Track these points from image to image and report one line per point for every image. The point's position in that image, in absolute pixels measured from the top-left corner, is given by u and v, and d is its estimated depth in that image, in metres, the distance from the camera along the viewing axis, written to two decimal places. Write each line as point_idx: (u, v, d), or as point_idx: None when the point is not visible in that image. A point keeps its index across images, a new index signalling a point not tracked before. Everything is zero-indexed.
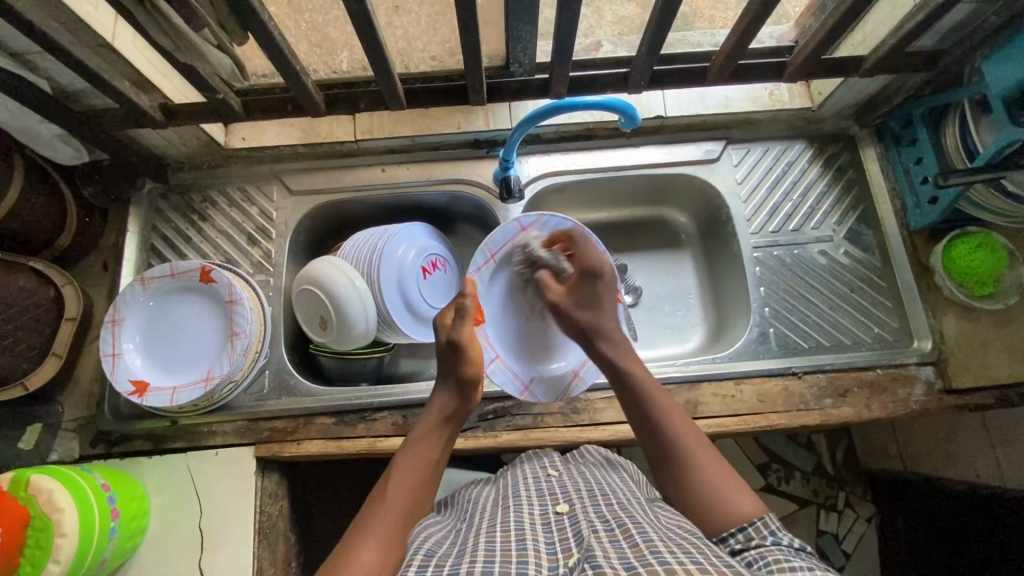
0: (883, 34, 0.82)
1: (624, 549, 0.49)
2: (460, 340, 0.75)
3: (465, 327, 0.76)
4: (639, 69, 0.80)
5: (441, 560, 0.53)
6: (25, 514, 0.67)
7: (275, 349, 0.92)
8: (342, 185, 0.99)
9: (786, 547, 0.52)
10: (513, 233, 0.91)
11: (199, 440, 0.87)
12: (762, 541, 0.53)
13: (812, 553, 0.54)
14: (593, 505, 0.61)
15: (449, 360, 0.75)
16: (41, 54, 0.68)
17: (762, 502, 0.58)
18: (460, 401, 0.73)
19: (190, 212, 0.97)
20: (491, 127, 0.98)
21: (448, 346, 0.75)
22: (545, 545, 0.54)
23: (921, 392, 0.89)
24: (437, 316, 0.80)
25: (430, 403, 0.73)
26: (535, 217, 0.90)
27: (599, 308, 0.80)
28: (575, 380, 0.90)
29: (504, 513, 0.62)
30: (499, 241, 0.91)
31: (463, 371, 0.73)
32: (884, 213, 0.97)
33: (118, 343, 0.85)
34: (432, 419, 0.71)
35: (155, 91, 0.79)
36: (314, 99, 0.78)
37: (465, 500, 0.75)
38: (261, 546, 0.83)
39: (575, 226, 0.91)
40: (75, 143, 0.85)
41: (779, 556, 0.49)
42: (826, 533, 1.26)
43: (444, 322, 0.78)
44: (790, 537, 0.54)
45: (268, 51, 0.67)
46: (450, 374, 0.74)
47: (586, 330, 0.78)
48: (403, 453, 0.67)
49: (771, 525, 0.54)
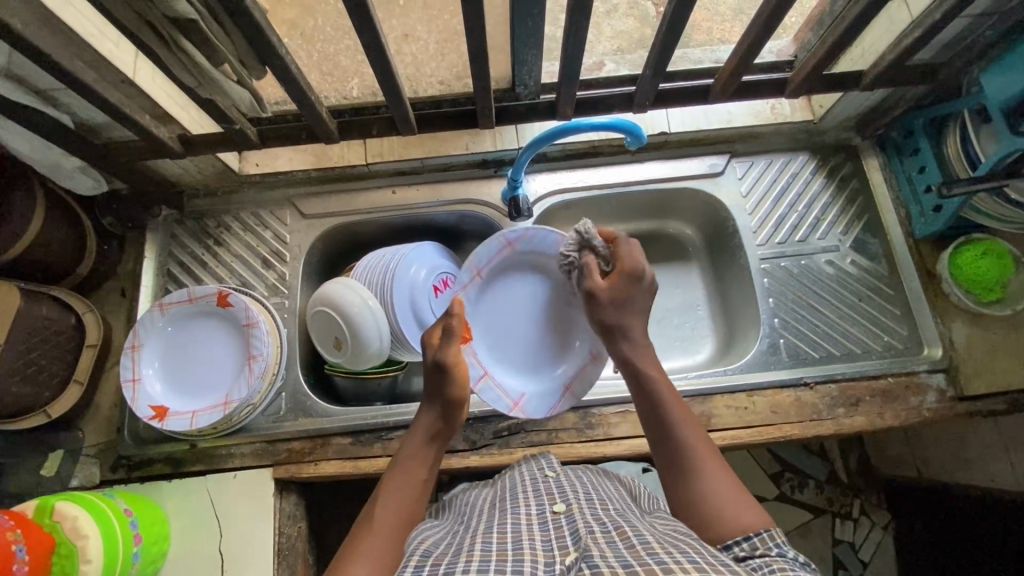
0: (882, 49, 0.83)
1: (622, 550, 0.50)
2: (446, 359, 0.75)
3: (451, 346, 0.76)
4: (643, 89, 0.82)
5: (437, 559, 0.54)
6: (51, 540, 0.69)
7: (290, 371, 0.93)
8: (354, 208, 1.00)
9: (791, 559, 0.52)
10: (498, 249, 0.91)
11: (217, 463, 0.88)
12: (768, 550, 0.52)
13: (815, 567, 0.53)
14: (590, 506, 0.61)
15: (435, 381, 0.75)
16: (65, 90, 0.71)
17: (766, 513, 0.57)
18: (445, 421, 0.73)
19: (205, 237, 0.99)
20: (498, 147, 1.00)
21: (434, 366, 0.76)
22: (541, 543, 0.54)
23: (933, 400, 0.89)
24: (424, 335, 0.81)
25: (416, 422, 0.73)
26: (521, 231, 0.91)
27: (635, 311, 0.78)
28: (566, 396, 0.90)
29: (501, 514, 0.63)
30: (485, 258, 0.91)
31: (448, 392, 0.74)
32: (889, 222, 0.98)
33: (138, 369, 0.86)
34: (418, 437, 0.71)
35: (172, 122, 0.81)
36: (328, 127, 0.80)
37: (463, 505, 0.75)
38: (280, 567, 0.84)
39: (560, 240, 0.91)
40: (94, 174, 0.87)
41: (783, 566, 0.49)
42: (841, 542, 1.26)
43: (432, 341, 0.79)
44: (794, 551, 0.53)
45: (286, 82, 0.69)
46: (436, 394, 0.74)
47: (620, 312, 0.77)
48: (392, 472, 0.67)
49: (776, 538, 0.54)
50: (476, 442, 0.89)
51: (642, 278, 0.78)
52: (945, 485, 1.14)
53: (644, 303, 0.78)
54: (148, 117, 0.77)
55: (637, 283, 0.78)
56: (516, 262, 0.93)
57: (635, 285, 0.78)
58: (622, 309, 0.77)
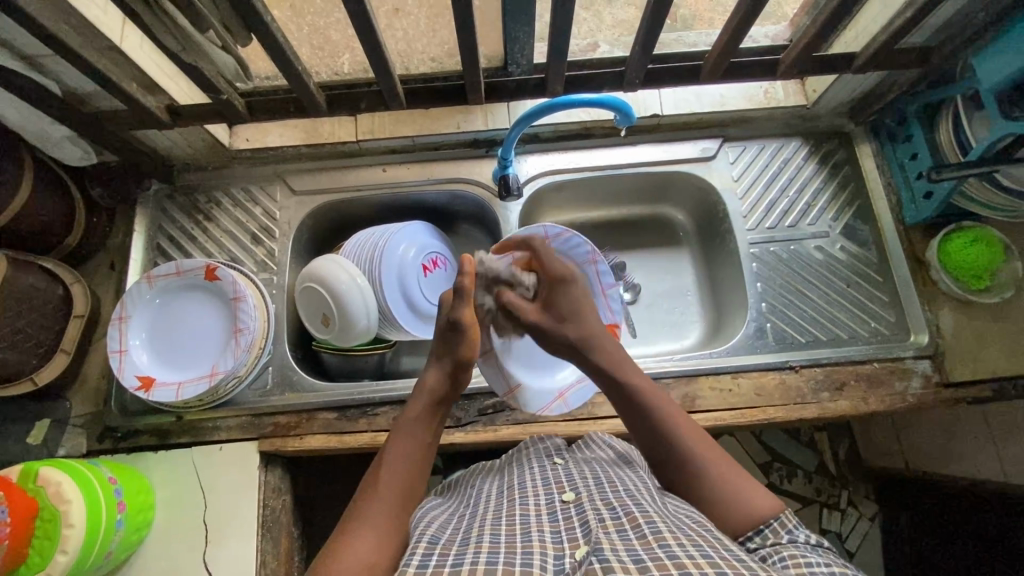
0: (874, 31, 0.83)
1: (631, 540, 0.51)
2: (460, 320, 0.73)
3: (462, 306, 0.73)
4: (633, 68, 0.82)
5: (445, 548, 0.54)
6: (33, 505, 0.69)
7: (277, 346, 0.93)
8: (345, 185, 1.00)
9: (803, 545, 0.53)
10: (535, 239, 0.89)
11: (203, 435, 0.89)
12: (778, 539, 0.54)
13: (829, 550, 0.55)
14: (600, 492, 0.61)
15: (446, 341, 0.73)
16: (51, 57, 0.71)
17: (776, 498, 0.60)
18: (451, 383, 0.72)
19: (195, 212, 0.99)
20: (490, 126, 1.00)
21: (448, 327, 0.73)
22: (551, 534, 0.55)
23: (918, 385, 0.89)
24: (443, 295, 0.79)
25: (423, 381, 0.72)
26: (559, 230, 0.89)
27: (578, 312, 0.79)
28: (558, 401, 0.90)
29: (509, 504, 0.63)
30: (523, 245, 0.89)
31: (460, 351, 0.73)
32: (880, 209, 0.98)
33: (125, 340, 0.87)
34: (423, 400, 0.70)
35: (161, 93, 0.81)
36: (316, 99, 0.80)
37: (468, 490, 0.76)
38: (263, 540, 0.85)
39: (591, 252, 0.91)
40: (84, 145, 0.87)
41: (795, 553, 0.51)
42: (828, 532, 1.26)
43: (444, 303, 0.75)
44: (807, 535, 0.55)
45: (272, 52, 0.69)
46: (449, 353, 0.73)
47: (572, 320, 0.78)
48: (397, 434, 0.67)
49: (789, 525, 0.56)
50: (461, 419, 0.90)
51: (570, 279, 0.82)
52: (930, 475, 1.14)
53: (582, 299, 0.81)
54: (137, 85, 0.77)
55: (563, 287, 0.81)
56: None
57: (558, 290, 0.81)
58: (567, 315, 0.79)
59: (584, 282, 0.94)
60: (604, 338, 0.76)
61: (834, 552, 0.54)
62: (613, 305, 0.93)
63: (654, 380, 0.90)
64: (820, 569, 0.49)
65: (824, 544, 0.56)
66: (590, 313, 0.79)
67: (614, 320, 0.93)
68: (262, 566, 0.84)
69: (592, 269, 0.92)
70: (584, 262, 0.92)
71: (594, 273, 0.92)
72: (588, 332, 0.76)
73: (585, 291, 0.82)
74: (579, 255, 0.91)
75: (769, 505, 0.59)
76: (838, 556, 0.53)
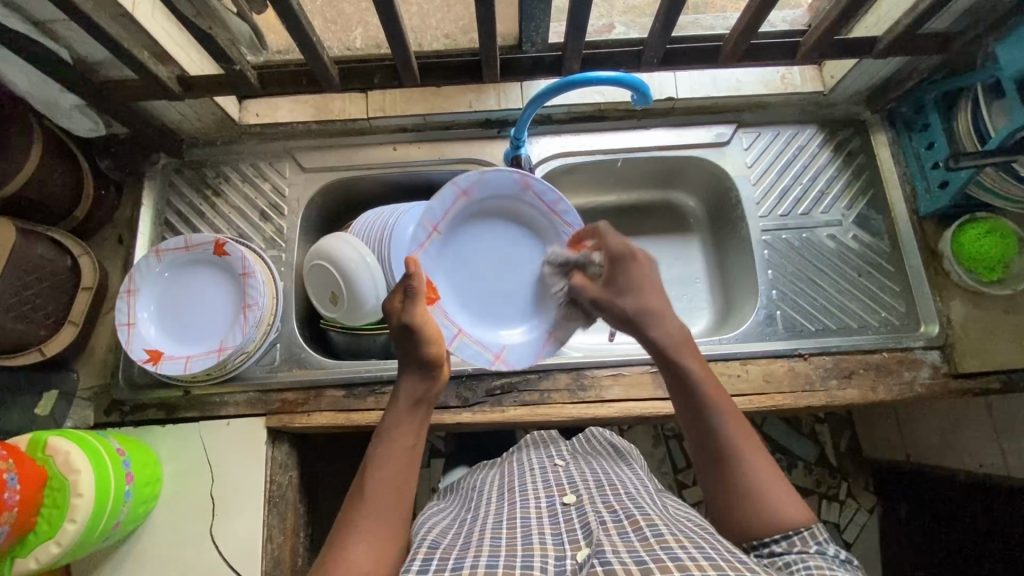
0: (897, 15, 0.82)
1: (633, 542, 0.50)
2: (413, 322, 0.69)
3: (417, 307, 0.69)
4: (652, 46, 0.80)
5: (445, 553, 0.53)
6: (42, 475, 0.68)
7: (285, 323, 0.93)
8: (354, 163, 0.99)
9: (831, 557, 0.54)
10: (452, 199, 0.84)
11: (211, 410, 0.89)
12: (806, 548, 0.54)
13: (857, 566, 0.55)
14: (601, 495, 0.62)
15: (406, 345, 0.69)
16: (63, 22, 0.70)
17: (808, 507, 0.58)
18: (428, 383, 0.68)
19: (203, 187, 0.98)
20: (502, 107, 0.99)
21: (401, 330, 0.69)
22: (551, 537, 0.54)
23: (927, 375, 0.89)
24: (385, 300, 0.72)
25: (399, 388, 0.68)
26: (474, 176, 0.83)
27: (640, 288, 0.73)
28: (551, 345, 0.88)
29: (510, 506, 0.63)
30: (439, 205, 0.83)
31: (426, 353, 0.68)
32: (894, 198, 0.97)
33: (133, 314, 0.86)
34: (400, 406, 0.66)
35: (171, 62, 0.80)
36: (329, 73, 0.79)
37: (469, 491, 0.77)
38: (271, 515, 0.85)
39: (520, 178, 0.85)
40: (93, 116, 0.86)
41: (821, 564, 0.52)
42: (826, 523, 1.27)
43: (393, 305, 0.71)
44: (835, 549, 0.56)
45: (287, 22, 0.68)
46: (408, 359, 0.69)
47: (633, 294, 0.73)
48: (376, 445, 0.63)
49: (818, 536, 0.56)
50: (469, 399, 0.90)
51: (631, 254, 0.75)
52: (931, 467, 1.14)
53: (644, 276, 0.74)
54: (148, 55, 0.76)
55: (625, 269, 0.74)
56: (474, 209, 0.87)
57: (617, 265, 0.75)
58: (623, 295, 0.74)
59: (525, 215, 0.89)
60: (666, 317, 0.71)
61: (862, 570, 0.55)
62: (568, 220, 0.88)
63: None
64: None
65: (852, 562, 0.56)
66: (654, 288, 0.73)
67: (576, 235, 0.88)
68: (269, 541, 0.84)
69: (529, 195, 0.87)
70: (517, 191, 0.86)
71: (533, 196, 0.87)
72: (650, 310, 0.72)
73: (648, 266, 0.74)
74: (507, 187, 0.86)
75: (797, 516, 0.57)
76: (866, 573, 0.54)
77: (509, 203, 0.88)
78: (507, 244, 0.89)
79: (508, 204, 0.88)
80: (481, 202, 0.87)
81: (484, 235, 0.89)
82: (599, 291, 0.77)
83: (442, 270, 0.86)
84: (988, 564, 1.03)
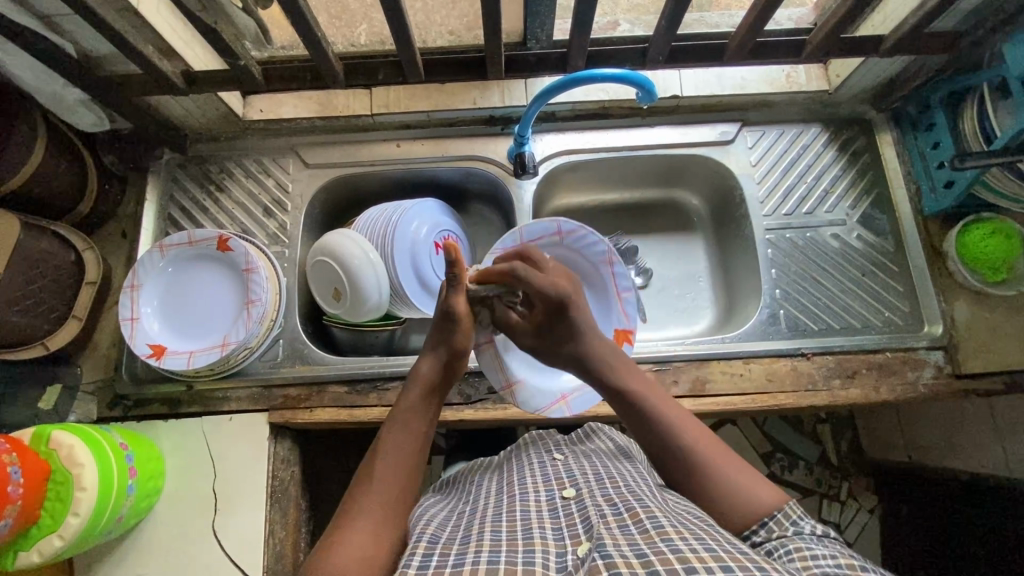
0: (904, 14, 0.81)
1: (634, 535, 0.50)
2: (454, 309, 0.70)
3: (459, 295, 0.70)
4: (657, 43, 0.80)
5: (446, 548, 0.53)
6: (45, 468, 0.69)
7: (288, 319, 0.93)
8: (358, 159, 0.99)
9: (810, 536, 0.54)
10: (548, 232, 0.91)
11: (213, 405, 0.89)
12: (785, 531, 0.55)
13: (833, 539, 0.56)
14: (600, 488, 0.62)
15: (441, 331, 0.70)
16: (68, 16, 0.70)
17: (777, 488, 0.60)
18: (446, 371, 0.69)
19: (206, 182, 0.98)
20: (507, 104, 0.98)
21: (441, 316, 0.70)
22: (552, 532, 0.54)
23: (930, 376, 0.89)
24: (428, 284, 0.73)
25: (415, 371, 0.69)
26: (576, 228, 0.90)
27: (573, 332, 0.73)
28: (560, 404, 0.87)
29: (509, 500, 0.63)
30: (534, 233, 0.90)
31: (455, 340, 0.70)
32: (899, 198, 0.97)
33: (137, 308, 0.86)
34: (417, 390, 0.67)
35: (176, 57, 0.80)
36: (334, 69, 0.79)
37: (466, 485, 0.77)
38: (273, 510, 0.85)
39: (608, 252, 0.91)
40: (97, 110, 0.86)
41: (801, 545, 0.52)
42: (827, 523, 1.27)
43: (439, 291, 0.72)
44: (812, 524, 0.56)
45: (292, 17, 0.68)
46: (443, 342, 0.70)
47: (572, 340, 0.73)
48: (390, 427, 0.63)
49: (793, 515, 0.56)
50: (471, 396, 0.90)
51: (566, 302, 0.73)
52: (932, 468, 1.14)
53: (583, 310, 0.74)
54: (153, 49, 0.76)
55: (562, 310, 0.73)
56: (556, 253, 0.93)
57: (557, 313, 0.73)
58: (564, 340, 0.74)
59: (593, 284, 0.93)
60: (602, 348, 0.73)
61: (839, 543, 0.55)
62: (629, 309, 0.91)
63: (665, 363, 0.90)
64: (824, 561, 0.49)
65: (829, 535, 0.56)
66: (586, 330, 0.73)
67: (628, 325, 0.91)
68: (271, 536, 0.84)
69: (607, 269, 0.92)
70: (598, 262, 0.92)
71: (611, 274, 0.92)
72: (585, 352, 0.72)
73: (584, 310, 0.74)
74: (595, 253, 0.92)
75: (771, 498, 0.58)
76: (843, 544, 0.54)
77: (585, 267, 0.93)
78: None
79: (583, 266, 0.93)
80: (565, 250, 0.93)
81: None
82: (530, 330, 0.76)
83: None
84: (988, 565, 1.03)
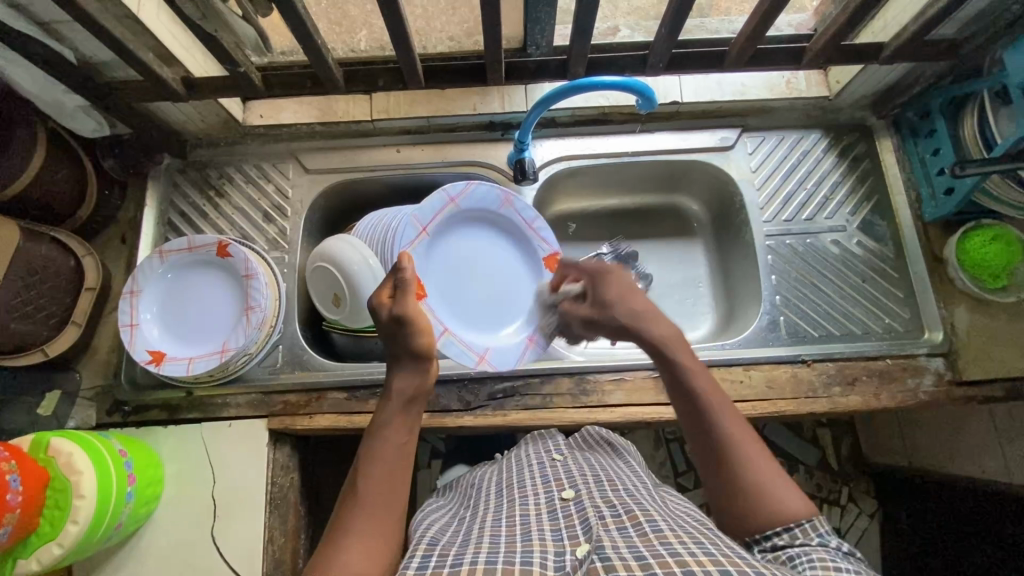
0: (904, 21, 0.81)
1: (633, 537, 0.50)
2: (406, 313, 0.66)
3: (411, 300, 0.67)
4: (657, 51, 0.80)
5: (444, 550, 0.53)
6: (44, 475, 0.68)
7: (287, 325, 0.93)
8: (357, 165, 0.99)
9: (834, 549, 0.53)
10: (441, 204, 0.90)
11: (212, 412, 0.89)
12: (808, 541, 0.54)
13: (860, 559, 0.54)
14: (599, 490, 0.62)
15: (396, 338, 0.67)
16: (68, 23, 0.70)
17: (808, 499, 0.57)
18: (420, 377, 0.65)
19: (206, 188, 0.98)
20: (507, 109, 0.99)
21: (391, 322, 0.67)
22: (551, 533, 0.54)
23: (930, 383, 0.89)
24: (370, 295, 0.70)
25: (390, 385, 0.65)
26: (462, 187, 0.92)
27: (623, 297, 0.71)
28: (529, 346, 0.93)
29: (509, 503, 0.63)
30: (429, 210, 0.89)
31: (415, 344, 0.66)
32: (899, 205, 0.97)
33: (136, 315, 0.86)
34: (392, 405, 0.63)
35: (176, 64, 0.80)
36: (334, 75, 0.79)
37: (467, 488, 0.77)
38: (272, 516, 0.85)
39: (503, 194, 0.95)
40: (97, 116, 0.86)
41: (824, 556, 0.51)
42: (827, 527, 1.26)
43: (383, 298, 0.69)
44: (838, 541, 0.55)
45: (292, 24, 0.68)
46: (401, 351, 0.66)
47: (621, 302, 0.70)
48: (370, 444, 0.61)
49: (820, 527, 0.55)
50: (471, 403, 0.90)
51: (608, 269, 0.74)
52: (932, 473, 1.14)
53: (624, 285, 0.72)
54: (153, 56, 0.76)
55: (603, 280, 0.74)
56: (461, 217, 0.94)
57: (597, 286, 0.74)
58: (611, 306, 0.71)
59: (505, 228, 0.97)
60: (656, 319, 0.68)
61: (864, 562, 0.53)
62: (544, 237, 0.98)
63: None
64: (848, 573, 0.48)
65: (854, 554, 0.55)
66: (636, 295, 0.70)
67: (551, 250, 0.98)
68: (270, 543, 0.84)
69: (509, 211, 0.96)
70: (499, 207, 0.95)
71: (512, 212, 0.96)
72: (635, 316, 0.68)
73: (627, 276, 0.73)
74: (492, 202, 0.94)
75: (798, 506, 0.56)
76: (869, 565, 0.53)
77: (490, 218, 0.96)
78: (480, 251, 0.96)
79: (489, 217, 0.96)
80: (468, 212, 0.94)
81: (464, 244, 0.95)
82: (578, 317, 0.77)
83: (433, 267, 0.91)
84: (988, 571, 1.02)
